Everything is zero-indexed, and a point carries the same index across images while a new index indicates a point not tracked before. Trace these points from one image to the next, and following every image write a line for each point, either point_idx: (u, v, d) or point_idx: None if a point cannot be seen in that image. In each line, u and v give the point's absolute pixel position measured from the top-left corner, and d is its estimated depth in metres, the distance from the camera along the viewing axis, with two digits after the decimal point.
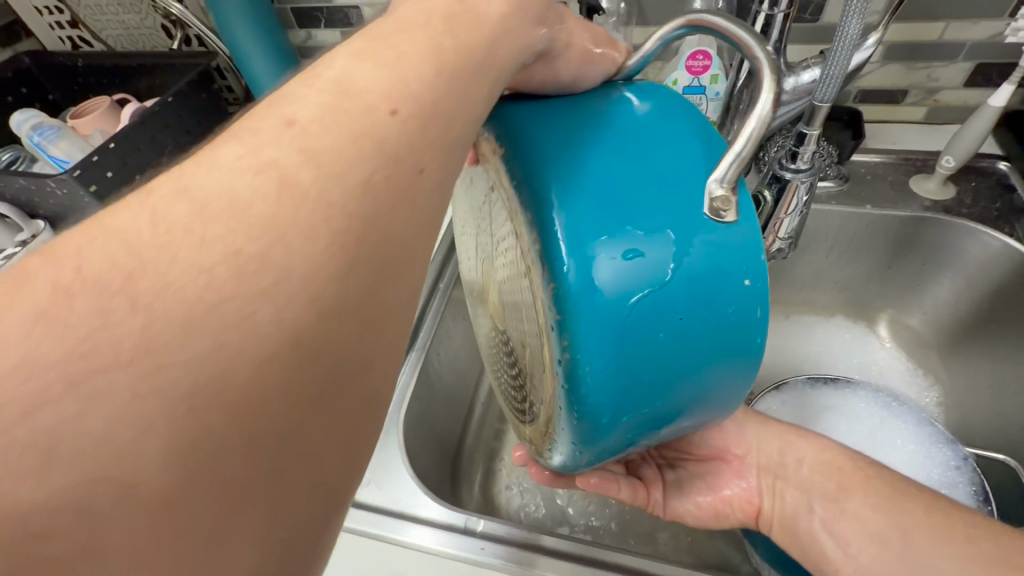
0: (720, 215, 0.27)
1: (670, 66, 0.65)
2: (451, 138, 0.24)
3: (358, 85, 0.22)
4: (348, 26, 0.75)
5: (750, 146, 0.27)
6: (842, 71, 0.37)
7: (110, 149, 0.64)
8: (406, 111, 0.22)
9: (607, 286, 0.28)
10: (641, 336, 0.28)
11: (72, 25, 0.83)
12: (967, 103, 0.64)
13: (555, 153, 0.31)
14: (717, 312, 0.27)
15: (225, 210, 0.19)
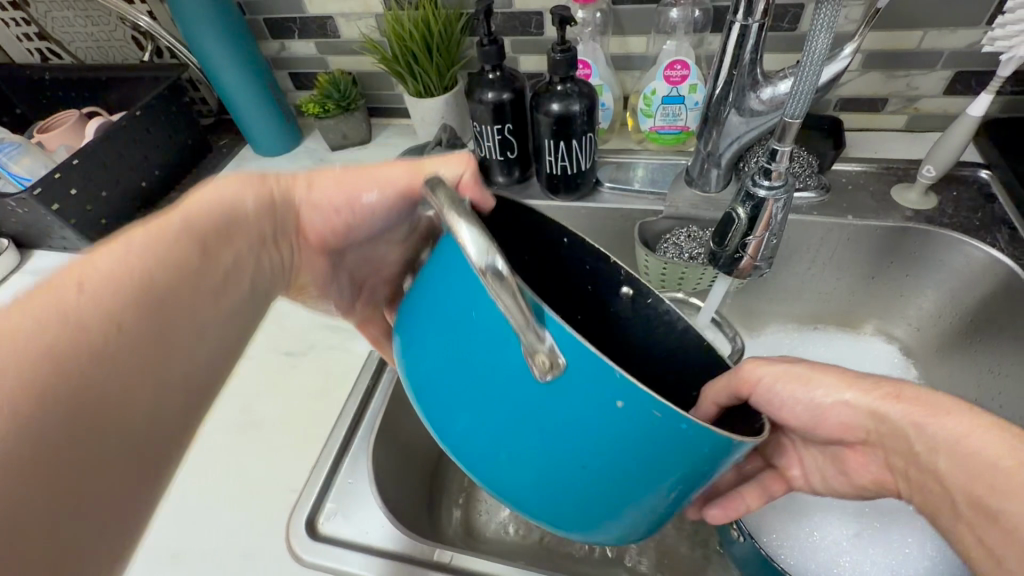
0: (550, 369, 0.27)
1: (648, 76, 0.64)
2: (169, 286, 0.31)
3: (113, 259, 0.29)
4: (323, 37, 0.74)
5: (515, 310, 0.26)
6: (813, 85, 0.36)
7: (73, 166, 0.62)
8: (134, 278, 0.29)
9: (516, 466, 0.31)
10: (555, 454, 0.29)
11: (42, 38, 0.81)
12: (947, 111, 0.63)
13: (433, 295, 0.33)
14: (620, 439, 0.28)
15: (46, 342, 0.26)
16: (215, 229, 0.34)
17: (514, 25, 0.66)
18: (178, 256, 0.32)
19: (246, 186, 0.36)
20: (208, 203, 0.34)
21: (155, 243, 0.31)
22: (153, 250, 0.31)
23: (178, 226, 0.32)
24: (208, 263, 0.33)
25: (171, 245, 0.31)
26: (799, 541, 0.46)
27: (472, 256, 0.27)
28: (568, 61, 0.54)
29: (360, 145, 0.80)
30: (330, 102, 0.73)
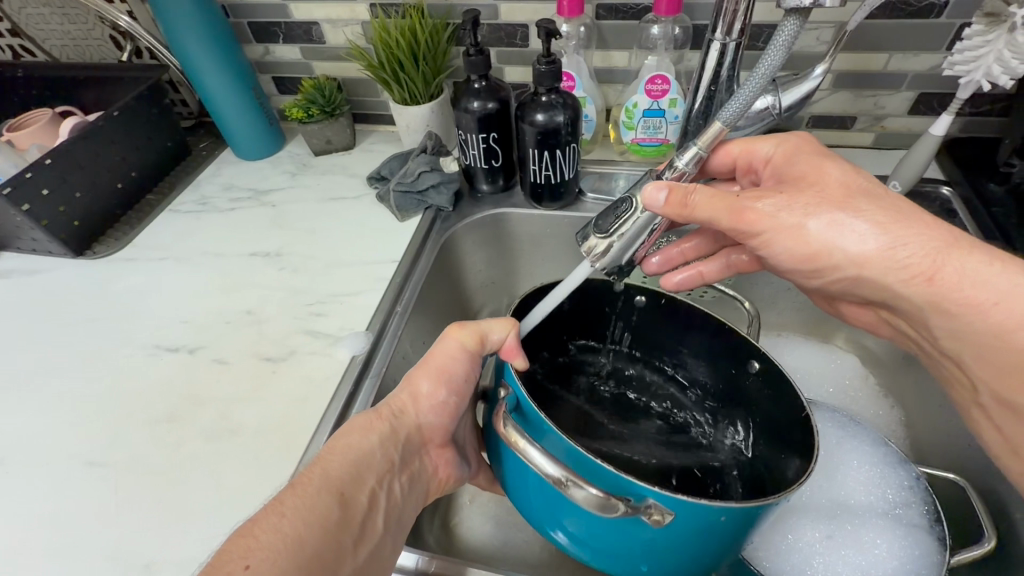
0: (659, 522, 0.33)
1: (630, 89, 0.66)
2: (328, 524, 0.33)
3: (294, 506, 0.33)
4: (308, 42, 0.74)
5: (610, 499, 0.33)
6: (747, 102, 0.40)
7: (46, 166, 0.61)
8: (306, 514, 0.33)
9: (662, 569, 0.38)
10: (690, 556, 0.36)
11: (14, 34, 0.79)
12: (911, 130, 0.67)
13: (535, 486, 0.39)
14: (727, 529, 0.34)
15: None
16: (348, 463, 0.38)
17: (500, 36, 0.67)
18: (323, 487, 0.35)
19: (359, 422, 0.40)
20: (338, 450, 0.38)
21: (300, 491, 0.34)
22: (304, 497, 0.34)
23: (320, 478, 0.36)
24: (348, 478, 0.37)
25: (316, 492, 0.34)
26: (774, 543, 0.48)
27: (543, 468, 0.34)
28: (553, 73, 0.55)
29: (344, 151, 0.79)
30: (314, 107, 0.72)
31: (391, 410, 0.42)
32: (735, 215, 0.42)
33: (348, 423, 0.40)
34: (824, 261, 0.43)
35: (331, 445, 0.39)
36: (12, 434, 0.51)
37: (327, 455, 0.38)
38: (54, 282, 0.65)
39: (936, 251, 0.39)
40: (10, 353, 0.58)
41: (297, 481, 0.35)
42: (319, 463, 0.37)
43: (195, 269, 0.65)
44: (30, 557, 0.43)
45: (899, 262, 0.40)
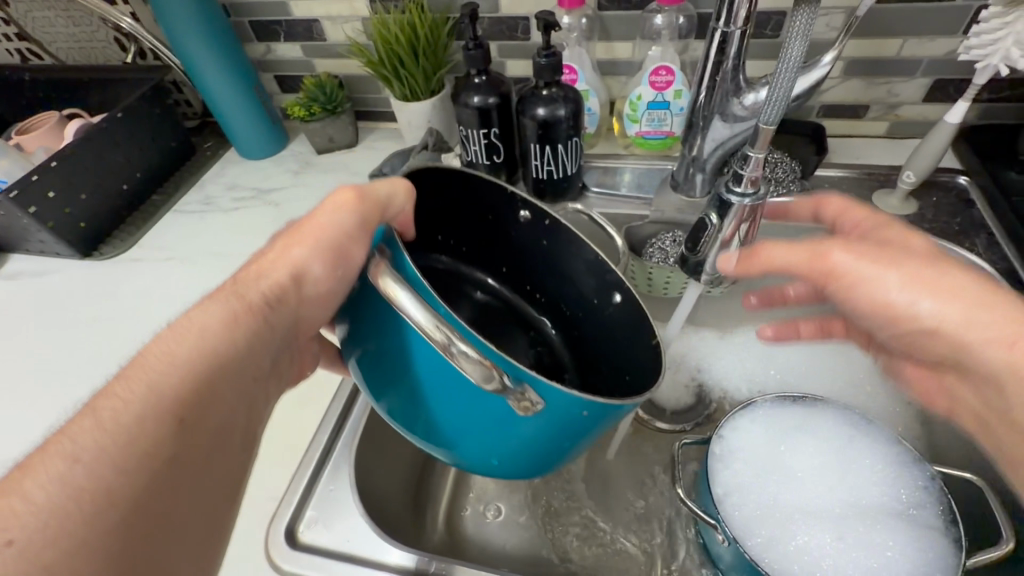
0: (523, 407, 0.30)
1: (633, 81, 0.64)
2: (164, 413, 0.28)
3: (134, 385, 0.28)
4: (309, 40, 0.74)
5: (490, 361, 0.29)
6: (787, 95, 0.39)
7: (51, 168, 0.61)
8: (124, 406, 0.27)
9: (474, 449, 0.36)
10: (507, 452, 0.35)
11: (21, 38, 0.80)
12: (927, 118, 0.65)
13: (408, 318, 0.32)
14: (576, 424, 0.32)
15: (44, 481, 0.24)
16: (190, 377, 0.30)
17: (501, 29, 0.66)
18: (142, 384, 0.28)
19: (215, 312, 0.33)
20: (176, 357, 0.30)
21: (109, 425, 0.26)
22: (97, 421, 0.26)
23: (156, 371, 0.29)
24: (184, 395, 0.29)
25: (133, 422, 0.27)
26: (783, 545, 0.47)
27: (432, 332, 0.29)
28: (553, 66, 0.54)
29: (346, 148, 0.79)
30: (316, 105, 0.72)
31: (260, 299, 0.35)
32: (813, 257, 0.45)
33: (222, 322, 0.32)
34: (897, 315, 0.44)
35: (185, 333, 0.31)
36: (19, 435, 0.52)
37: (169, 354, 0.30)
38: (62, 283, 0.66)
39: (985, 300, 0.40)
40: (19, 355, 0.59)
41: (108, 409, 0.27)
42: (148, 372, 0.29)
43: (199, 269, 0.65)
44: None
45: (944, 330, 0.42)
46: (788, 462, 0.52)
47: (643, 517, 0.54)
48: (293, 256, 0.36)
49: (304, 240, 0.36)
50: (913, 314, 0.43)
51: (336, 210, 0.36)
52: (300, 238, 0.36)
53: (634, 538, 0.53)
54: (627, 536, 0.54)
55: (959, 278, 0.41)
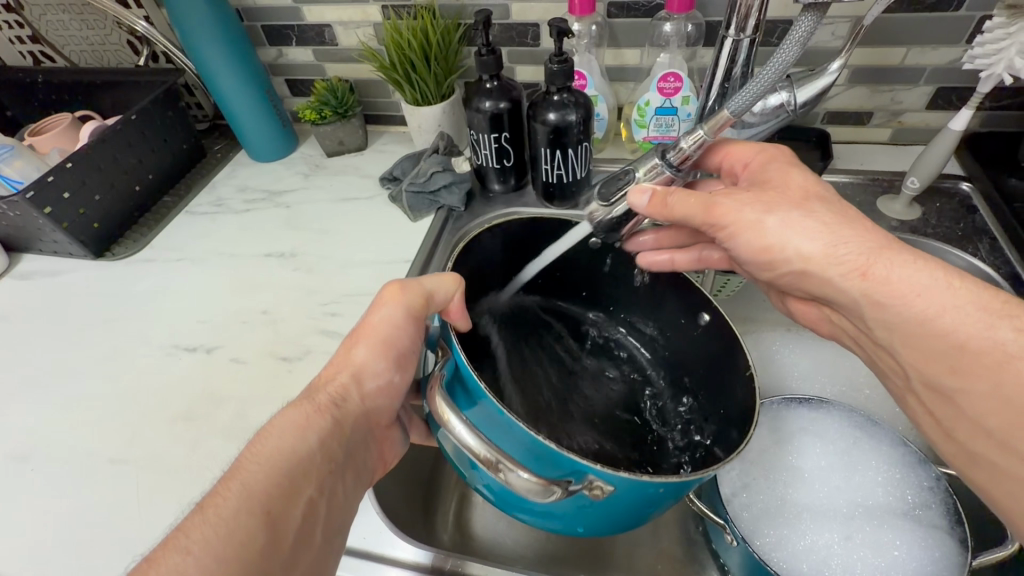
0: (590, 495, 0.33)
1: (641, 87, 0.65)
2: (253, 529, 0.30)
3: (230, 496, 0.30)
4: (320, 44, 0.74)
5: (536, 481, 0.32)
6: (764, 87, 0.39)
7: (65, 168, 0.62)
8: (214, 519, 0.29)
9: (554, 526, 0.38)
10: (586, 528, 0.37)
11: (35, 41, 0.81)
12: (929, 125, 0.66)
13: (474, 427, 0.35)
14: (648, 499, 0.34)
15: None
16: (275, 472, 0.32)
17: (511, 36, 0.67)
18: (237, 478, 0.31)
19: (287, 422, 0.35)
20: (263, 455, 0.33)
21: (211, 516, 0.29)
22: (202, 510, 0.30)
23: (238, 491, 0.31)
24: (274, 486, 0.32)
25: (231, 514, 0.30)
26: (792, 544, 0.47)
27: (478, 454, 0.33)
28: (565, 72, 0.55)
29: (356, 152, 0.80)
30: (327, 109, 0.73)
31: (328, 400, 0.38)
32: (708, 209, 0.42)
33: (279, 432, 0.34)
34: (772, 257, 0.41)
35: (263, 447, 0.33)
36: (34, 434, 0.52)
37: (251, 467, 0.32)
38: (75, 283, 0.66)
39: (873, 252, 0.37)
40: (33, 353, 0.59)
41: (211, 504, 0.30)
42: (241, 471, 0.32)
43: (212, 270, 0.66)
44: (53, 555, 0.44)
45: (839, 260, 0.38)
46: (793, 462, 0.53)
47: (653, 519, 0.55)
48: (349, 356, 0.40)
49: (339, 360, 0.40)
50: (822, 251, 0.39)
51: (379, 309, 0.41)
52: (356, 342, 0.40)
53: (644, 538, 0.54)
54: (637, 535, 0.54)
55: (856, 229, 0.38)
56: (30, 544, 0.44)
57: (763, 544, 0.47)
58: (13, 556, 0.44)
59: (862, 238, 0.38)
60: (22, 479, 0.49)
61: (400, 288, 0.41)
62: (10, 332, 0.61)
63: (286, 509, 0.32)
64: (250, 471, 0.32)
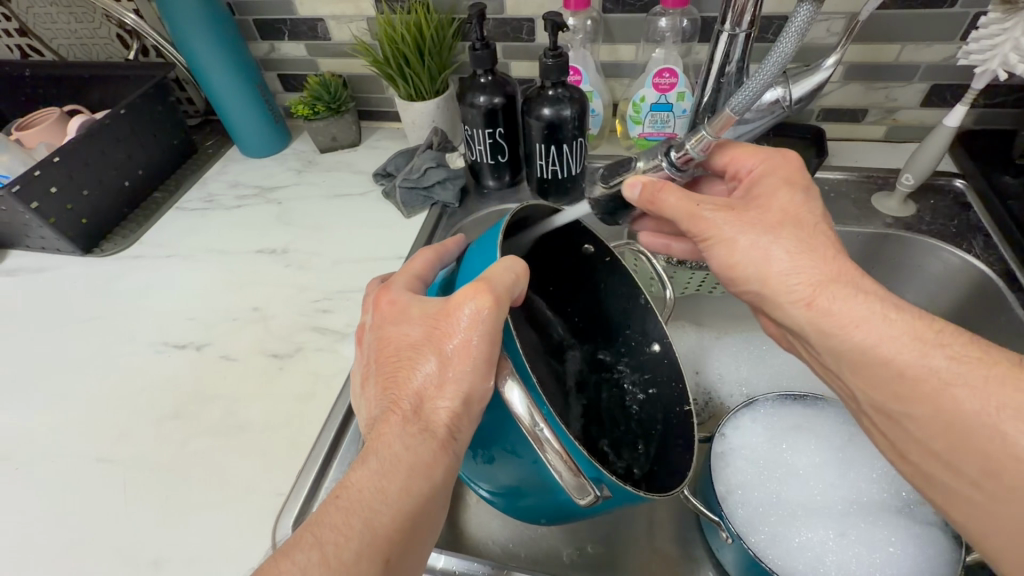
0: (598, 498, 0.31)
1: (637, 83, 0.65)
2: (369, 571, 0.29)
3: (349, 529, 0.29)
4: (313, 39, 0.74)
5: (568, 469, 0.30)
6: (759, 89, 0.39)
7: (53, 163, 0.61)
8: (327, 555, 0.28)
9: (529, 506, 0.38)
10: (556, 511, 0.37)
11: (22, 34, 0.80)
12: (923, 123, 0.66)
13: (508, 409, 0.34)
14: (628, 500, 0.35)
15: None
16: (403, 512, 0.30)
17: (506, 31, 0.67)
18: (360, 514, 0.30)
19: (397, 445, 0.32)
20: (388, 495, 0.30)
21: (334, 563, 0.28)
22: (324, 557, 0.28)
23: (360, 529, 0.29)
24: (399, 530, 0.30)
25: (355, 558, 0.28)
26: (787, 541, 0.47)
27: (528, 424, 0.30)
28: (559, 67, 0.54)
29: (349, 148, 0.79)
30: (320, 104, 0.72)
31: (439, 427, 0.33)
32: (690, 219, 0.40)
33: (389, 466, 0.31)
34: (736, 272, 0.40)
35: (377, 482, 0.31)
36: (20, 430, 0.51)
37: (367, 502, 0.30)
38: (63, 279, 0.65)
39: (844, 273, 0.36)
40: (18, 349, 0.58)
41: (332, 544, 0.29)
42: (365, 507, 0.30)
43: (203, 266, 0.65)
44: (37, 556, 0.43)
45: None
46: (787, 459, 0.52)
47: (648, 518, 0.55)
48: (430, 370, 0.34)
49: (410, 367, 0.34)
50: None
51: (473, 328, 0.33)
52: (437, 352, 0.34)
53: (640, 536, 0.53)
54: (634, 533, 0.54)
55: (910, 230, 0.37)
56: (13, 544, 0.43)
57: (753, 534, 0.48)
58: None
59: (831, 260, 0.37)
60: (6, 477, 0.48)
61: (491, 299, 0.33)
62: None
63: (399, 554, 0.30)
64: (368, 506, 0.30)
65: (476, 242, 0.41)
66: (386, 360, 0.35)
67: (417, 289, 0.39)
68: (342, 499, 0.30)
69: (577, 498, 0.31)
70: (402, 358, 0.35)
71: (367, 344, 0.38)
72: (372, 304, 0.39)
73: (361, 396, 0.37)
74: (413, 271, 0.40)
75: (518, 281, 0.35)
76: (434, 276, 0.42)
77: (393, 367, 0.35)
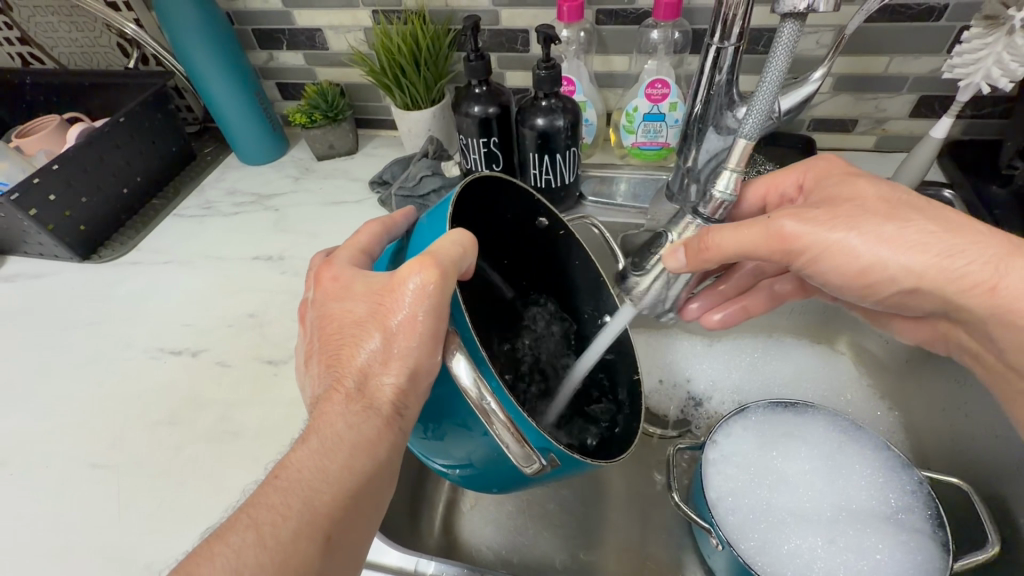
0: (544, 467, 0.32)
1: (630, 93, 0.66)
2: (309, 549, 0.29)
3: (290, 511, 0.30)
4: (311, 49, 0.75)
5: (513, 438, 0.30)
6: (766, 108, 0.40)
7: (52, 171, 0.61)
8: (267, 538, 0.29)
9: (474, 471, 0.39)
10: (503, 477, 0.38)
11: (23, 42, 0.81)
12: (912, 133, 0.67)
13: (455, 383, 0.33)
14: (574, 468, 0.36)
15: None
16: (342, 491, 0.31)
17: (501, 41, 0.68)
18: (300, 494, 0.30)
19: (341, 425, 0.32)
20: (329, 475, 0.31)
21: (271, 543, 0.29)
22: (262, 535, 0.29)
23: (300, 509, 0.30)
24: (339, 508, 0.31)
25: (292, 537, 0.29)
26: (776, 548, 0.47)
27: (475, 397, 0.30)
28: (552, 77, 0.55)
29: (347, 156, 0.80)
30: (317, 112, 0.73)
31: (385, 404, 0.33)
32: (769, 239, 0.40)
33: (332, 446, 0.32)
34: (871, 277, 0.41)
35: (318, 463, 0.31)
36: (15, 435, 0.51)
37: (309, 484, 0.31)
38: (61, 286, 0.66)
39: (999, 260, 0.37)
40: (15, 356, 0.59)
41: (269, 524, 0.29)
42: (305, 487, 0.30)
43: (199, 272, 0.66)
44: (30, 560, 0.43)
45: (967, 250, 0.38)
46: (777, 466, 0.53)
47: (639, 524, 0.55)
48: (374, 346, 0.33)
49: (353, 342, 0.34)
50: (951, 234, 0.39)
51: (417, 303, 0.32)
52: (381, 328, 0.33)
53: (631, 542, 0.54)
54: (624, 539, 0.54)
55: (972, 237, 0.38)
56: (6, 549, 0.44)
57: (742, 541, 0.48)
58: None
59: (980, 246, 0.38)
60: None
61: (436, 274, 0.32)
62: None
63: (342, 530, 0.31)
64: (309, 487, 0.31)
65: (423, 215, 0.40)
66: (331, 336, 0.35)
67: (362, 264, 0.39)
68: (282, 480, 0.31)
69: (522, 465, 0.31)
70: (346, 334, 0.34)
71: (311, 319, 0.37)
72: (316, 277, 0.38)
73: (305, 371, 0.37)
74: (358, 246, 0.39)
75: (466, 254, 0.34)
76: (381, 249, 0.41)
77: (337, 344, 0.34)
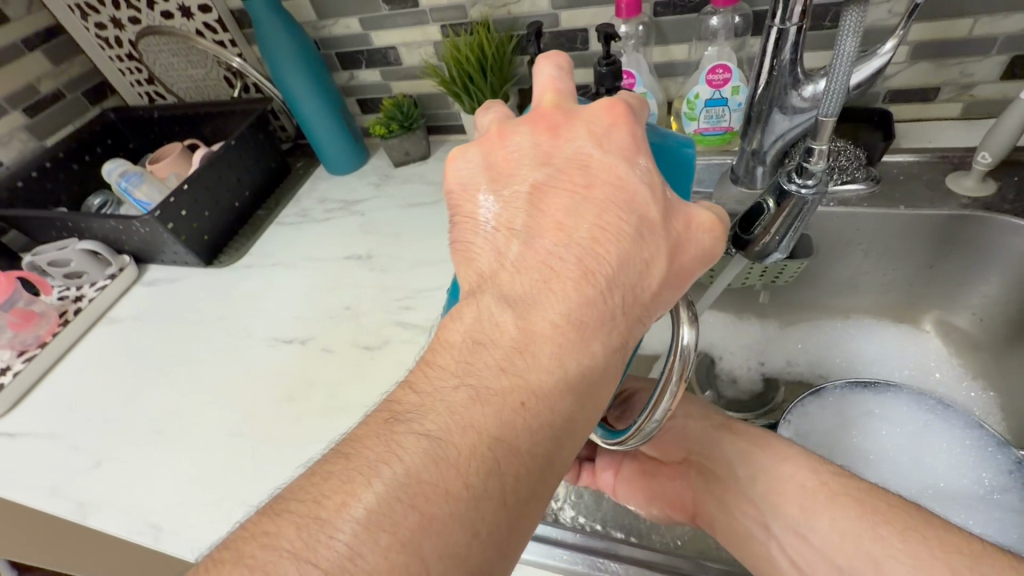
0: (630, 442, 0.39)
1: (690, 80, 0.67)
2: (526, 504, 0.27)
3: (533, 456, 0.27)
4: (387, 65, 0.82)
5: (658, 413, 0.36)
6: (844, 86, 0.38)
7: (183, 190, 0.73)
8: (499, 490, 0.26)
9: None
10: None
11: (151, 82, 0.95)
12: (1005, 96, 0.63)
13: None
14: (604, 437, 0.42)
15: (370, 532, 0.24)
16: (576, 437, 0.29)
17: (561, 42, 0.71)
18: (545, 436, 0.28)
19: (600, 350, 0.29)
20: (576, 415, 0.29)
21: (511, 489, 0.26)
22: (501, 478, 0.26)
23: (538, 456, 0.27)
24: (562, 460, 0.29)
25: (528, 492, 0.27)
26: None
27: (686, 358, 0.36)
28: (613, 73, 0.58)
29: (421, 161, 0.87)
30: (394, 123, 0.80)
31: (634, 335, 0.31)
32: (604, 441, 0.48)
33: (590, 371, 0.29)
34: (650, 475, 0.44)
35: (565, 392, 0.28)
36: (169, 410, 0.62)
37: (555, 426, 0.28)
38: (193, 287, 0.77)
39: None
40: (163, 346, 0.70)
41: (510, 474, 0.26)
42: (555, 424, 0.28)
43: (302, 272, 0.74)
44: (188, 510, 0.52)
45: None
46: (859, 445, 0.53)
47: None
48: (652, 262, 0.31)
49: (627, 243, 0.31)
50: None
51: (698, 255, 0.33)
52: (667, 251, 0.32)
53: None
54: None
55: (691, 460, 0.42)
56: (171, 500, 0.53)
57: None
58: (156, 511, 0.52)
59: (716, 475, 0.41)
60: (161, 449, 0.58)
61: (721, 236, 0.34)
62: (144, 329, 0.73)
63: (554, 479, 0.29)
64: (543, 437, 0.28)
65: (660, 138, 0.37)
66: (600, 220, 0.31)
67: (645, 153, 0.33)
68: (529, 407, 0.27)
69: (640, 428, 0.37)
70: (625, 227, 0.31)
71: (567, 169, 0.32)
72: (607, 118, 0.34)
73: (530, 236, 0.31)
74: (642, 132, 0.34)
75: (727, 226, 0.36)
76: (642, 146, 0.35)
77: (610, 239, 0.30)
